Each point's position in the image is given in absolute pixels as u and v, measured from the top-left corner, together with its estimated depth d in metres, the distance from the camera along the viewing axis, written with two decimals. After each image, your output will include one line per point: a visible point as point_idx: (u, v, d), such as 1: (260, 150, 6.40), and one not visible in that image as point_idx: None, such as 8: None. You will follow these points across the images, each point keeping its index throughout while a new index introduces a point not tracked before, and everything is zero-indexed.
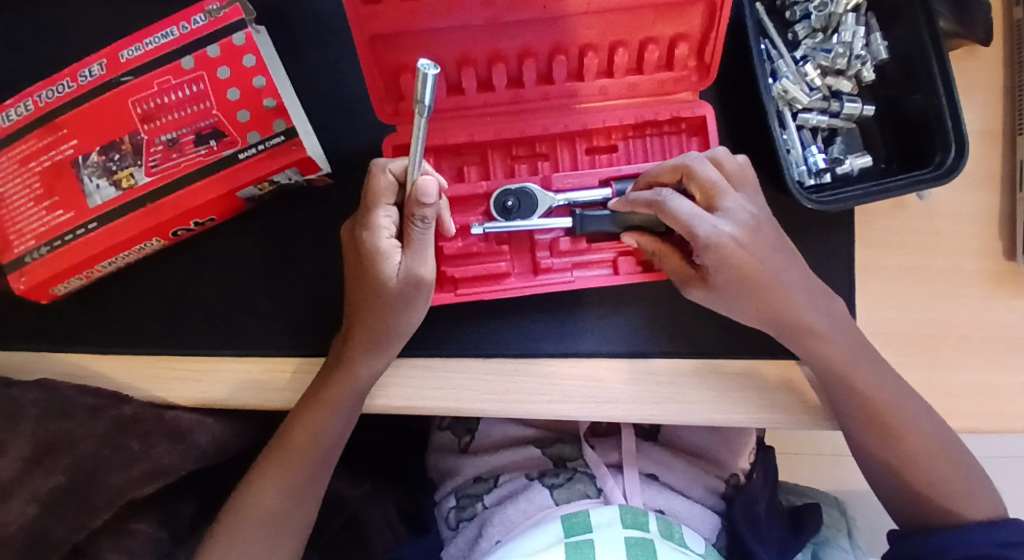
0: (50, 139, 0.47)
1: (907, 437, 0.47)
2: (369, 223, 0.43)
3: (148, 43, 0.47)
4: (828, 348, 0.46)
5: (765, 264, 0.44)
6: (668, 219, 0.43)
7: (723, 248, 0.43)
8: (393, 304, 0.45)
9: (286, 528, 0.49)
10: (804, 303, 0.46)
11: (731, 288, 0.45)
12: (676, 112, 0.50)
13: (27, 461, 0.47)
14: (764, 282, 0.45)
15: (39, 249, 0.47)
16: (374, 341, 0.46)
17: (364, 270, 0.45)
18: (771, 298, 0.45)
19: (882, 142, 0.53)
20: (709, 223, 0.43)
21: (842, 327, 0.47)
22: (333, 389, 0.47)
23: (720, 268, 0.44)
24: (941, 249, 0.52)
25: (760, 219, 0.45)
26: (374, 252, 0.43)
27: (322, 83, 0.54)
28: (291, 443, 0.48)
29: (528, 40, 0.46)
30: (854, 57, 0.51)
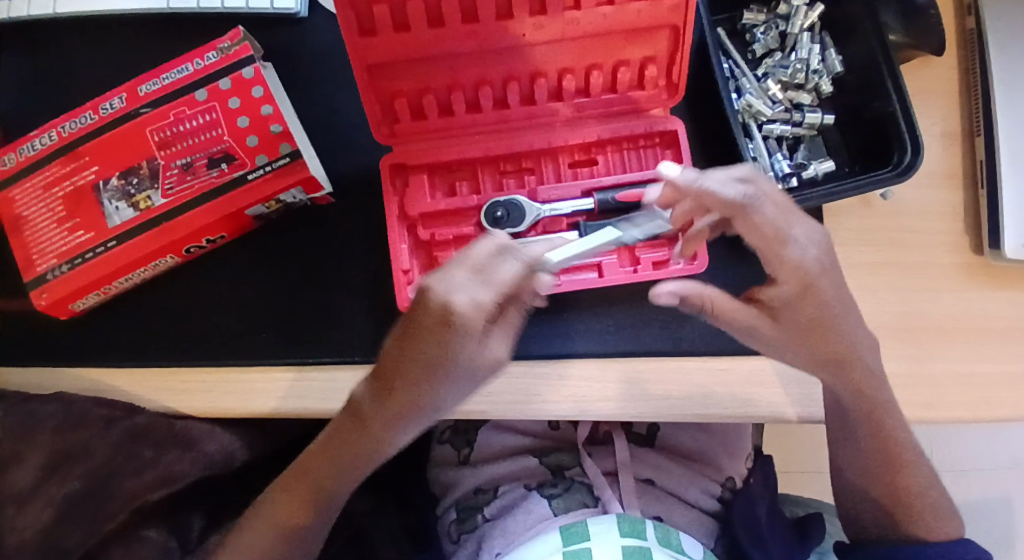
0: (73, 166, 0.51)
1: (890, 446, 0.50)
2: (455, 294, 0.37)
3: (165, 78, 0.52)
4: (859, 376, 0.45)
5: (837, 300, 0.42)
6: (760, 218, 0.40)
7: (804, 270, 0.40)
8: (451, 379, 0.38)
9: (304, 541, 0.53)
10: (857, 345, 0.44)
11: (794, 332, 0.42)
12: (649, 127, 0.54)
13: (42, 469, 0.48)
14: (836, 311, 0.41)
15: (61, 267, 0.51)
16: (407, 420, 0.42)
17: (423, 343, 0.37)
18: (830, 342, 0.43)
19: (844, 148, 0.57)
20: (801, 226, 0.41)
21: (869, 365, 0.45)
22: (339, 446, 0.48)
23: (793, 293, 0.41)
24: (908, 246, 0.56)
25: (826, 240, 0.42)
26: (468, 334, 0.37)
27: (324, 111, 0.58)
28: (305, 478, 0.51)
29: (511, 65, 0.51)
30: (811, 71, 0.55)
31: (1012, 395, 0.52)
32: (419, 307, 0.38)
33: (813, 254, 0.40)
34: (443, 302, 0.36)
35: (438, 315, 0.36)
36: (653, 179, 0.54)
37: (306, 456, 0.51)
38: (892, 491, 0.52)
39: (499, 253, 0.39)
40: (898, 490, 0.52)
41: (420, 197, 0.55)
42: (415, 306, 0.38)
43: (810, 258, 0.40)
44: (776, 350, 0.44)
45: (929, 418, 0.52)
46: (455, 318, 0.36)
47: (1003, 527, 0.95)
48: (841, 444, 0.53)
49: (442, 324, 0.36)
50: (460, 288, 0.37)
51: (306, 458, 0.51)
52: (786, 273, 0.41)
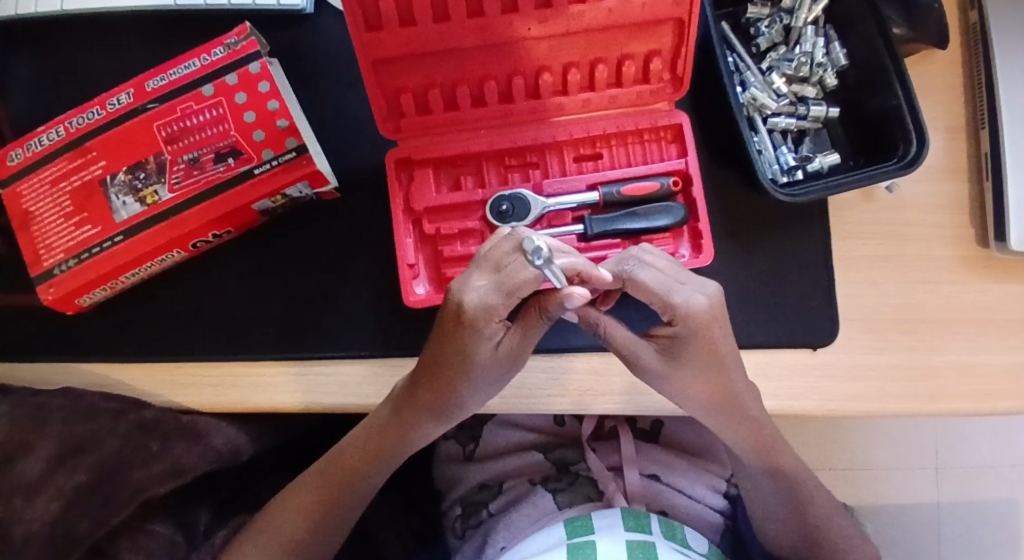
0: (80, 161, 0.51)
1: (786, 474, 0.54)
2: (484, 298, 0.40)
3: (172, 74, 0.52)
4: (742, 429, 0.51)
5: (728, 345, 0.45)
6: (640, 287, 0.43)
7: (694, 318, 0.43)
8: (467, 376, 0.44)
9: (319, 541, 0.53)
10: (738, 392, 0.47)
11: (687, 366, 0.45)
12: (655, 121, 0.54)
13: (51, 461, 0.49)
14: (726, 359, 0.45)
15: (68, 261, 0.51)
16: (435, 409, 0.48)
17: (457, 339, 0.42)
18: (720, 379, 0.46)
19: (847, 141, 0.57)
20: (683, 291, 0.43)
21: (746, 397, 0.48)
22: (382, 437, 0.51)
23: (685, 336, 0.44)
24: (912, 238, 0.56)
25: (716, 295, 0.44)
26: (477, 333, 0.41)
27: (329, 106, 0.58)
28: (333, 475, 0.53)
29: (516, 61, 0.51)
30: (815, 65, 0.56)
31: (1017, 386, 0.52)
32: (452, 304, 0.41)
33: (703, 302, 0.43)
34: (470, 302, 0.40)
35: (460, 314, 0.41)
36: (658, 173, 0.54)
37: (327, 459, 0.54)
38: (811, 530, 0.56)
39: (506, 253, 0.40)
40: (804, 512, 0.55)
41: (426, 190, 0.54)
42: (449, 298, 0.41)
43: (703, 306, 0.43)
44: (676, 386, 0.47)
45: (932, 408, 0.53)
46: (473, 319, 0.41)
47: (1006, 525, 0.95)
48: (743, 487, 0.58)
49: (469, 326, 0.41)
50: (482, 290, 0.40)
51: (324, 463, 0.54)
52: (677, 321, 0.43)
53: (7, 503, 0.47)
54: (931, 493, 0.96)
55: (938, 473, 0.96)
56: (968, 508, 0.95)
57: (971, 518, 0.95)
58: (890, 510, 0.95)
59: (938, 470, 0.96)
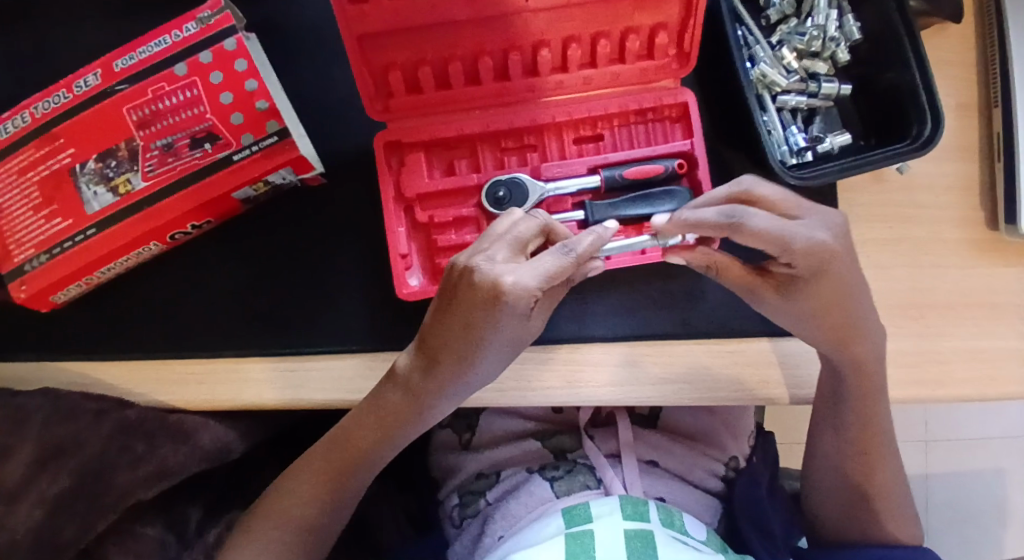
0: (48, 149, 0.48)
1: (863, 430, 0.51)
2: (512, 277, 0.38)
3: (141, 52, 0.48)
4: (869, 377, 0.48)
5: (845, 281, 0.42)
6: (753, 238, 0.39)
7: (820, 258, 0.40)
8: (493, 350, 0.41)
9: (326, 524, 0.51)
10: (866, 335, 0.45)
11: (804, 301, 0.43)
12: (659, 99, 0.51)
13: (31, 467, 0.46)
14: (863, 303, 0.44)
15: (39, 256, 0.48)
16: (455, 389, 0.44)
17: (479, 320, 0.39)
18: (834, 315, 0.44)
19: (859, 120, 0.55)
20: (802, 234, 0.39)
21: (876, 358, 0.47)
22: (394, 428, 0.47)
23: (810, 275, 0.41)
24: (921, 221, 0.54)
25: (843, 228, 0.42)
26: (515, 314, 0.39)
27: (312, 85, 0.55)
28: (340, 460, 0.49)
29: (512, 35, 0.48)
30: (828, 39, 0.53)
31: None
32: (466, 286, 0.39)
33: (827, 239, 0.40)
34: (493, 280, 0.38)
35: (483, 294, 0.38)
36: (662, 155, 0.52)
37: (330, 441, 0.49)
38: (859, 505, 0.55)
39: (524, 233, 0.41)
40: (859, 473, 0.53)
41: (418, 176, 0.52)
42: (462, 284, 0.39)
43: (828, 244, 0.40)
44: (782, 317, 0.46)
45: (940, 396, 0.51)
46: (502, 299, 0.38)
47: (995, 495, 0.96)
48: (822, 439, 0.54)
49: (499, 302, 0.38)
50: (508, 270, 0.39)
51: (330, 442, 0.49)
52: (798, 261, 0.40)
53: None
54: (920, 464, 0.96)
55: (928, 444, 0.96)
56: (956, 478, 0.96)
57: (959, 488, 0.96)
58: None
59: (928, 441, 0.96)
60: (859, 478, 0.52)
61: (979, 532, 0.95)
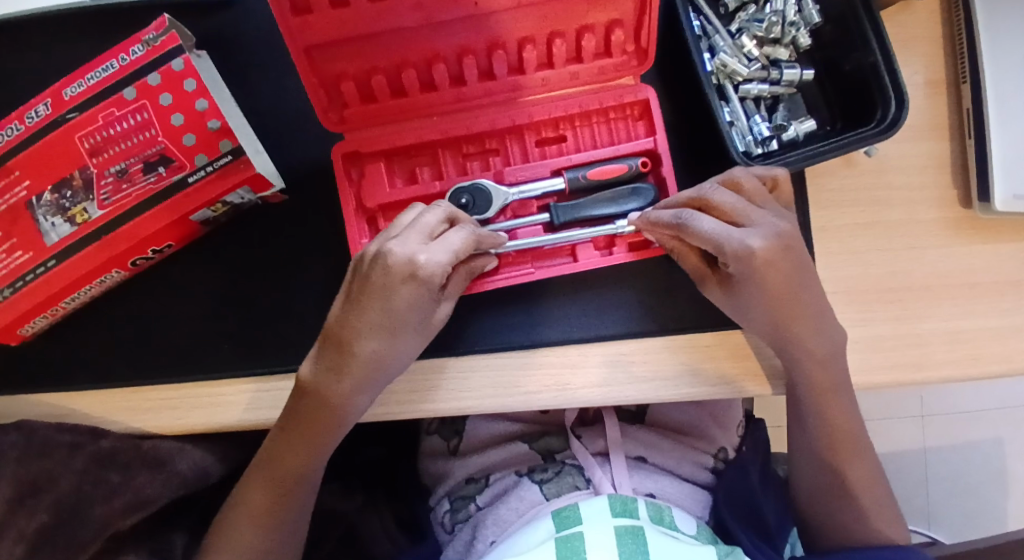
0: (2, 182, 0.47)
1: (835, 421, 0.50)
2: (420, 254, 0.42)
3: (89, 79, 0.47)
4: (823, 375, 0.48)
5: (788, 281, 0.44)
6: (695, 238, 0.44)
7: (748, 262, 0.43)
8: (409, 328, 0.44)
9: (285, 537, 0.50)
10: (808, 328, 0.46)
11: (749, 298, 0.45)
12: (620, 97, 0.50)
13: (9, 504, 0.47)
14: (809, 302, 0.46)
15: (2, 292, 0.47)
16: (370, 379, 0.45)
17: (392, 299, 0.42)
18: (783, 312, 0.45)
19: (825, 104, 0.54)
20: (734, 240, 0.43)
21: (835, 354, 0.47)
22: (320, 431, 0.46)
23: (748, 276, 0.44)
24: (895, 201, 0.53)
25: (790, 235, 0.44)
26: (430, 287, 0.43)
27: (270, 101, 0.54)
28: (277, 481, 0.48)
29: (464, 38, 0.47)
30: (788, 24, 0.52)
31: (1003, 350, 0.51)
32: (378, 271, 0.42)
33: (756, 246, 0.43)
34: (403, 258, 0.42)
35: (394, 273, 0.42)
36: (627, 153, 0.51)
37: (273, 454, 0.47)
38: (846, 502, 0.52)
39: (428, 218, 0.44)
40: (838, 465, 0.52)
41: (379, 187, 0.51)
42: (371, 268, 0.42)
43: (757, 251, 0.43)
44: (740, 314, 0.48)
45: (920, 378, 0.51)
46: (411, 275, 0.42)
47: (993, 467, 0.95)
48: (794, 435, 0.54)
49: (412, 276, 0.42)
50: (415, 249, 0.42)
51: (275, 453, 0.47)
52: (731, 262, 0.44)
53: None
54: (917, 438, 0.96)
55: (924, 419, 0.96)
56: (953, 451, 0.96)
57: (957, 461, 0.96)
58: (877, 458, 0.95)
59: (924, 415, 0.96)
60: (840, 471, 0.52)
61: (978, 504, 0.95)
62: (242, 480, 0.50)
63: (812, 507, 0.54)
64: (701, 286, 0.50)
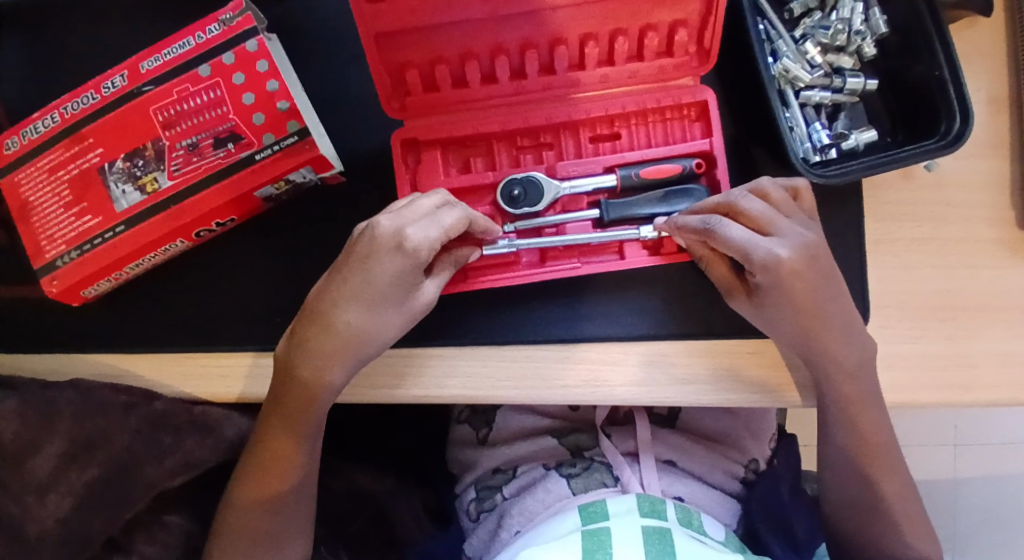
0: (77, 148, 0.49)
1: (864, 434, 0.50)
2: (407, 227, 0.42)
3: (166, 54, 0.49)
4: (852, 388, 0.47)
5: (814, 292, 0.44)
6: (722, 245, 0.44)
7: (774, 272, 0.44)
8: (390, 304, 0.44)
9: (290, 508, 0.50)
10: (837, 340, 0.46)
11: (775, 308, 0.45)
12: (679, 97, 0.51)
13: (63, 456, 0.49)
14: (832, 314, 0.46)
15: (71, 253, 0.49)
16: (351, 353, 0.45)
17: (374, 270, 0.42)
18: (808, 324, 0.46)
19: (886, 115, 0.54)
20: (761, 249, 0.43)
21: (864, 366, 0.47)
22: (302, 403, 0.47)
23: (774, 285, 0.44)
24: (951, 219, 0.52)
25: (815, 246, 0.45)
26: (415, 263, 0.42)
27: (333, 85, 0.56)
28: (276, 456, 0.48)
29: (527, 33, 0.47)
30: (853, 33, 0.51)
31: None
32: (366, 242, 0.43)
33: (782, 256, 0.43)
34: (389, 230, 0.42)
35: (381, 245, 0.42)
36: (681, 154, 0.51)
37: (269, 421, 0.48)
38: (881, 518, 0.51)
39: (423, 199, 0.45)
40: (872, 480, 0.51)
41: (435, 175, 0.52)
42: (360, 239, 0.43)
43: (783, 260, 0.43)
44: (765, 326, 0.48)
45: (968, 399, 0.50)
46: (394, 248, 0.42)
47: None
48: (824, 445, 0.53)
49: (396, 249, 0.42)
50: (404, 224, 0.42)
51: (272, 420, 0.48)
52: (756, 271, 0.44)
53: (22, 500, 0.48)
54: (948, 468, 0.94)
55: (957, 448, 0.94)
56: (986, 483, 0.93)
57: (989, 494, 0.93)
58: None
59: (957, 446, 0.94)
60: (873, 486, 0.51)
61: (1009, 540, 0.93)
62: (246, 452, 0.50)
63: (845, 525, 0.54)
64: (728, 298, 0.49)
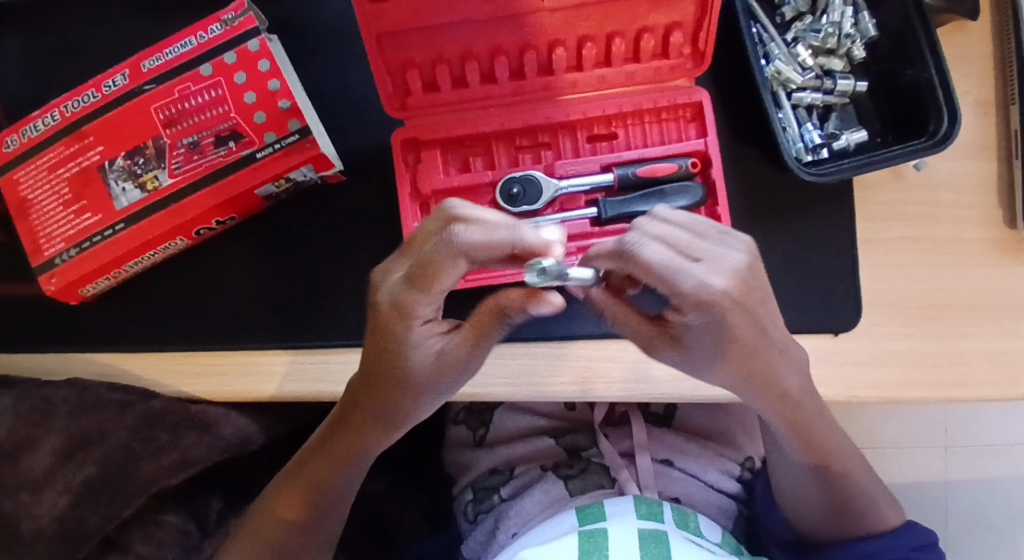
0: (77, 146, 0.50)
1: (823, 445, 0.50)
2: (397, 304, 0.38)
3: (168, 53, 0.49)
4: (800, 413, 0.47)
5: (758, 327, 0.39)
6: (643, 272, 0.37)
7: (704, 305, 0.37)
8: (402, 386, 0.42)
9: (316, 530, 0.51)
10: (781, 371, 0.43)
11: (710, 351, 0.39)
12: (674, 98, 0.52)
13: (58, 455, 0.48)
14: (773, 343, 0.41)
15: (69, 251, 0.49)
16: (376, 422, 0.46)
17: (379, 350, 0.40)
18: (753, 363, 0.41)
19: (877, 118, 0.55)
20: (691, 278, 0.37)
21: (805, 389, 0.46)
22: (341, 458, 0.49)
23: (711, 322, 0.38)
24: (940, 218, 0.53)
25: (744, 267, 0.39)
26: (409, 334, 0.39)
27: (332, 86, 0.56)
28: (289, 498, 0.50)
29: (527, 34, 0.48)
30: (843, 36, 0.53)
31: None
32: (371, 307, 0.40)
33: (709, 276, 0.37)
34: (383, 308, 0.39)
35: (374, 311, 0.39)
36: (677, 153, 0.52)
37: (293, 469, 0.51)
38: (853, 510, 0.54)
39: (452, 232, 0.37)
40: (839, 481, 0.53)
41: (434, 173, 0.53)
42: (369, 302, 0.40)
43: (713, 291, 0.37)
44: (700, 371, 0.42)
45: (958, 395, 0.51)
46: (400, 319, 0.39)
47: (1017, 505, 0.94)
48: (779, 457, 0.54)
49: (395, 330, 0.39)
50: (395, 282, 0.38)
51: (310, 463, 0.50)
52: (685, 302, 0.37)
53: (17, 497, 0.48)
54: (939, 470, 0.95)
55: (947, 450, 0.95)
56: (977, 485, 0.94)
57: (979, 496, 0.94)
58: (898, 486, 0.94)
59: (947, 447, 0.95)
60: (844, 485, 0.53)
61: (998, 541, 0.94)
62: (262, 497, 0.52)
63: (817, 526, 0.56)
64: (651, 350, 0.41)
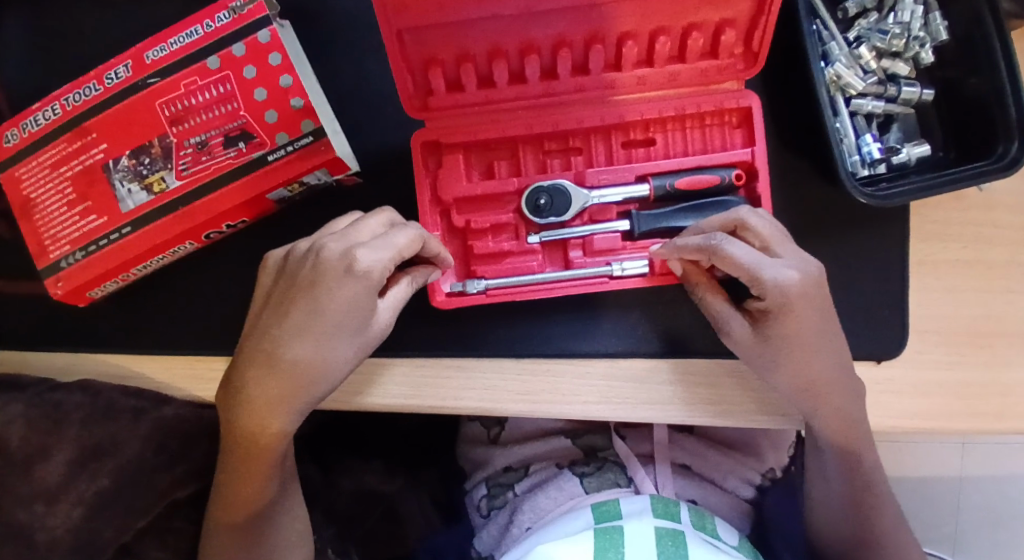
0: (80, 143, 0.47)
1: (869, 487, 0.46)
2: (357, 248, 0.39)
3: (173, 43, 0.46)
4: (847, 433, 0.44)
5: (817, 315, 0.41)
6: (726, 264, 0.40)
7: (791, 296, 0.39)
8: (346, 332, 0.41)
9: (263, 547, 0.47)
10: (835, 370, 0.42)
11: (777, 339, 0.41)
12: (719, 103, 0.47)
13: (71, 465, 0.48)
14: (820, 330, 0.41)
15: (75, 254, 0.47)
16: (296, 391, 0.41)
17: (321, 298, 0.39)
18: (809, 356, 0.42)
19: (940, 128, 0.50)
20: (770, 270, 0.39)
21: (857, 414, 0.44)
22: (251, 451, 0.43)
23: (783, 315, 0.40)
24: (1002, 241, 0.49)
25: (818, 270, 0.41)
26: (371, 286, 0.39)
27: (349, 80, 0.52)
28: (231, 514, 0.46)
29: (562, 29, 0.44)
30: (912, 38, 0.47)
31: None
32: (311, 266, 0.40)
33: (795, 280, 0.39)
34: (338, 252, 0.39)
35: (324, 268, 0.39)
36: (719, 164, 0.48)
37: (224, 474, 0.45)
38: None
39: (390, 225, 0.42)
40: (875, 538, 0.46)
41: (456, 179, 0.49)
42: (304, 265, 0.40)
43: (794, 283, 0.39)
44: (765, 364, 0.43)
45: (1005, 431, 0.47)
46: (368, 273, 0.39)
47: None
48: (813, 502, 0.49)
49: (346, 272, 0.39)
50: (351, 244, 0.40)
51: (242, 461, 0.44)
52: (766, 298, 0.40)
53: (32, 507, 0.47)
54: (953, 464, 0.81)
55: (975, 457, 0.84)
56: None
57: None
58: (907, 483, 0.81)
59: (965, 443, 0.81)
60: (876, 545, 0.46)
61: None
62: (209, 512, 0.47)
63: None
64: (727, 334, 0.44)
